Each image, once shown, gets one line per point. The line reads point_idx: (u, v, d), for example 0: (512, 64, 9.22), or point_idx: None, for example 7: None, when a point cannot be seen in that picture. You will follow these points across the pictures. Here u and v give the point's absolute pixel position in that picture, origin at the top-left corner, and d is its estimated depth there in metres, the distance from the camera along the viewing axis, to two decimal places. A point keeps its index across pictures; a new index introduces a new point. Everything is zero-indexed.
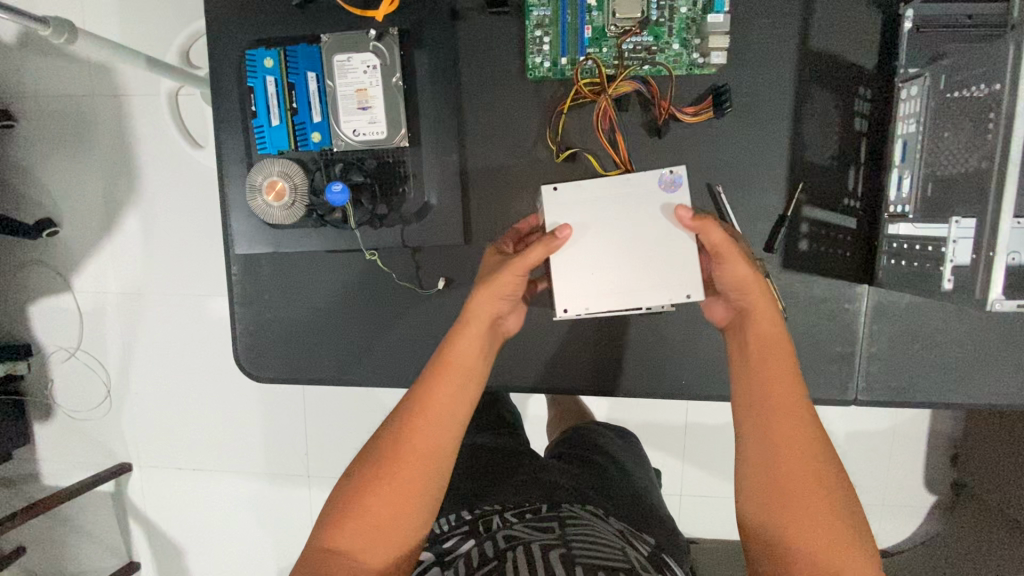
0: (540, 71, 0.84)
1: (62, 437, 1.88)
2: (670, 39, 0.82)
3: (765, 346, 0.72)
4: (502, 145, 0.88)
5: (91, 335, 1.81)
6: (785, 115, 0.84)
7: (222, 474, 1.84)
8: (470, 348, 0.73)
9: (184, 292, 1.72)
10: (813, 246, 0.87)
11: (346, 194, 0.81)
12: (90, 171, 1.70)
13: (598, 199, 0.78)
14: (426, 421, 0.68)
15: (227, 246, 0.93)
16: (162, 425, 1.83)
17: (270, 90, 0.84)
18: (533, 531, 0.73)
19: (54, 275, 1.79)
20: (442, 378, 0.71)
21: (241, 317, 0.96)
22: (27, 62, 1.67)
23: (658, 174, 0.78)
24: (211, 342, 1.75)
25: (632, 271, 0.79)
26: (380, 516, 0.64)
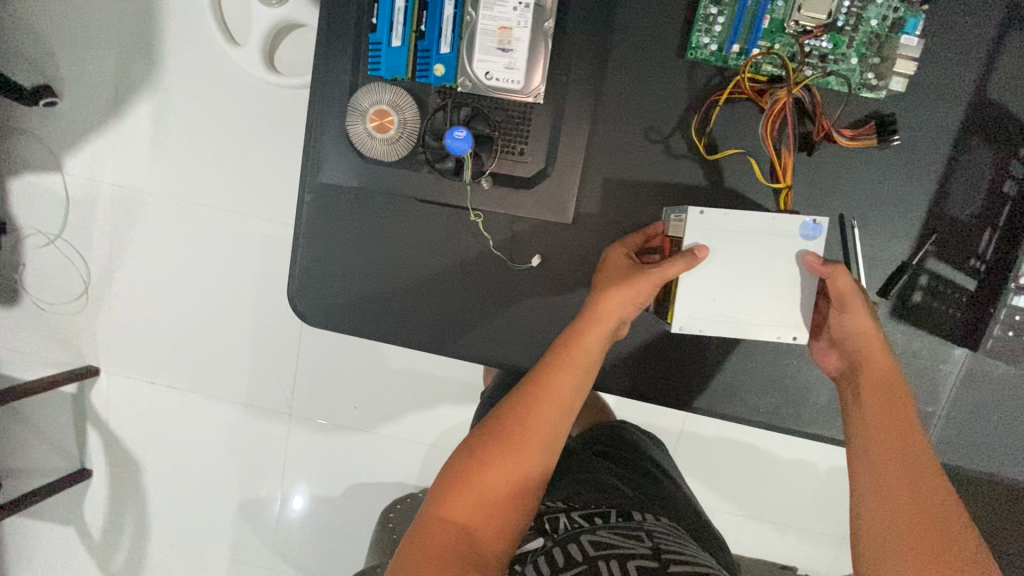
0: (702, 53, 0.76)
1: (13, 333, 1.64)
2: (849, 50, 0.75)
3: (878, 386, 0.67)
4: (637, 126, 0.79)
5: (65, 226, 1.56)
6: (938, 161, 0.79)
7: (193, 405, 1.61)
8: (596, 342, 0.73)
9: (195, 197, 1.51)
10: (926, 299, 0.84)
11: (469, 143, 0.73)
12: (109, 38, 1.47)
13: (741, 228, 0.72)
14: (543, 406, 0.70)
15: (307, 168, 0.83)
16: (129, 343, 1.60)
17: (398, 5, 0.73)
18: (618, 538, 0.69)
19: (37, 149, 1.54)
20: (564, 366, 0.72)
21: (303, 250, 0.86)
22: None
23: (805, 220, 0.72)
24: (205, 262, 1.54)
25: (748, 307, 0.74)
26: (493, 488, 0.66)
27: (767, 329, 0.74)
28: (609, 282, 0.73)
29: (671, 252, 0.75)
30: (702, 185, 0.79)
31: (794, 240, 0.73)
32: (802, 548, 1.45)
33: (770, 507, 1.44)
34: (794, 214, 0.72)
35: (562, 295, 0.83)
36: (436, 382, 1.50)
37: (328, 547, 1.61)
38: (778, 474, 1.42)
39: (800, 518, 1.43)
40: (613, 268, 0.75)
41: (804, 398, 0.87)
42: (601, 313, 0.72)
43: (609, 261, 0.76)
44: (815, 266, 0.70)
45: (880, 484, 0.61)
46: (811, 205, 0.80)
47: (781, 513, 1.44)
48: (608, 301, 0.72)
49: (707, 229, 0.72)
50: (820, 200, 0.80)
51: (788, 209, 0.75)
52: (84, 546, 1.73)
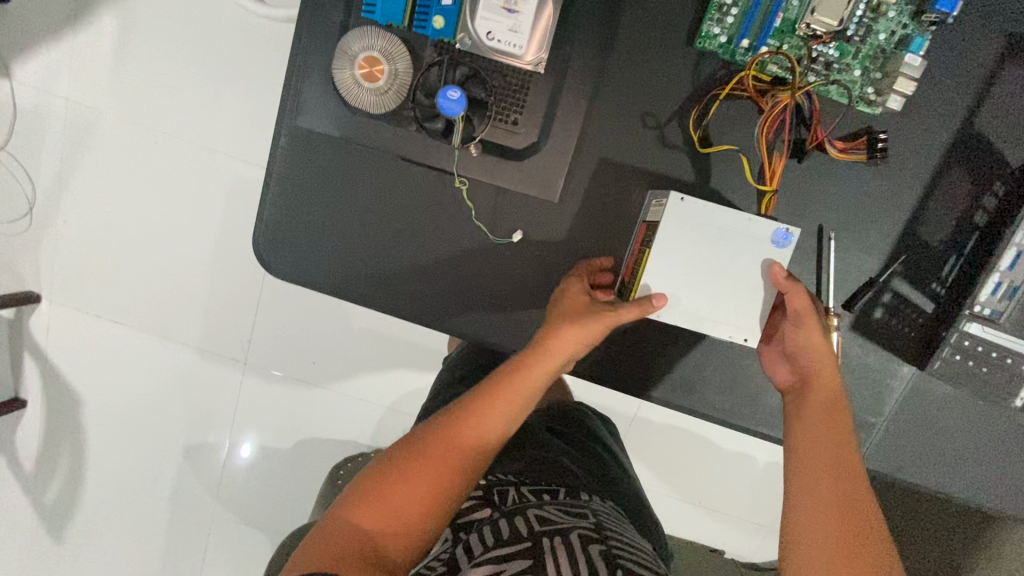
0: (710, 43, 0.74)
1: None
2: (853, 62, 0.74)
3: (821, 397, 0.69)
4: (635, 110, 0.77)
5: (17, 136, 1.43)
6: (918, 183, 0.81)
7: (145, 345, 1.54)
8: (540, 375, 0.69)
9: (162, 126, 1.40)
10: (886, 316, 0.86)
11: (462, 106, 0.69)
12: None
13: (720, 220, 0.71)
14: (474, 429, 0.67)
15: (284, 109, 0.78)
16: (78, 272, 1.50)
17: None
18: (564, 514, 0.69)
19: None
20: (502, 392, 0.68)
21: (273, 197, 0.82)
22: None
23: (780, 227, 0.71)
24: (170, 197, 1.44)
25: (708, 303, 0.73)
26: (405, 502, 0.62)
27: (720, 327, 0.73)
28: (563, 316, 0.71)
29: (645, 237, 0.74)
30: (692, 181, 0.78)
31: (766, 246, 0.72)
32: (733, 537, 1.52)
33: (708, 496, 1.49)
34: (771, 219, 0.72)
35: (537, 274, 0.81)
36: (401, 347, 1.48)
37: (273, 499, 1.58)
38: (719, 466, 1.48)
39: (735, 509, 1.50)
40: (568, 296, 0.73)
41: (759, 401, 0.89)
42: (551, 343, 0.69)
43: (569, 292, 0.73)
44: (777, 278, 0.70)
45: (809, 489, 0.65)
46: (791, 212, 0.81)
47: (718, 503, 1.50)
48: (559, 337, 0.69)
49: (687, 217, 0.71)
50: (803, 208, 0.81)
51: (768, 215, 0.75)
52: (10, 480, 1.63)
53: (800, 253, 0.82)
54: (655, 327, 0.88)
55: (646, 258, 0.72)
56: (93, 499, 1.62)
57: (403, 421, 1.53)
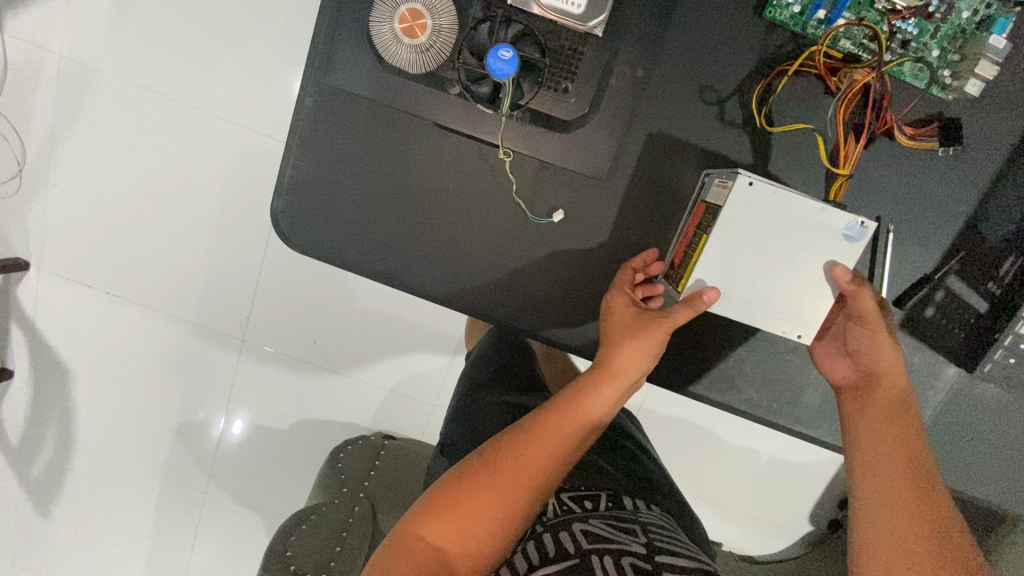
0: (780, 14, 0.69)
1: None
2: (932, 42, 0.69)
3: (882, 395, 0.65)
4: (692, 84, 0.71)
5: (8, 89, 1.33)
6: (984, 177, 0.77)
7: (140, 319, 1.47)
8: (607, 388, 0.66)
9: (164, 87, 1.31)
10: (937, 315, 0.82)
11: (513, 69, 0.63)
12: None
13: (789, 206, 0.65)
14: (543, 442, 0.62)
15: (310, 66, 0.71)
16: (71, 238, 1.41)
17: None
18: (609, 528, 0.64)
19: None
20: (568, 406, 0.65)
21: (295, 161, 0.75)
22: None
23: (854, 221, 0.65)
24: (172, 163, 1.36)
25: (763, 295, 0.68)
26: (472, 518, 0.58)
27: (771, 321, 0.69)
28: (623, 330, 0.68)
29: (703, 220, 0.69)
30: (749, 164, 0.73)
31: (834, 239, 0.66)
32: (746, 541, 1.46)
33: (723, 497, 1.43)
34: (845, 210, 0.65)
35: (578, 256, 0.77)
36: (412, 330, 1.42)
37: (271, 481, 1.54)
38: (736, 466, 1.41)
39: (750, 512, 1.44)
40: (624, 307, 0.69)
41: (798, 399, 0.85)
42: (616, 358, 0.67)
43: (615, 299, 0.70)
44: (841, 281, 0.65)
45: (878, 491, 0.59)
46: (849, 201, 0.76)
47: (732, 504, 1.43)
48: (623, 348, 0.67)
49: (753, 203, 0.65)
50: (863, 198, 0.76)
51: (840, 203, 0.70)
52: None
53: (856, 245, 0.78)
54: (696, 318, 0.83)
55: (703, 243, 0.67)
56: (82, 476, 1.56)
57: (411, 406, 1.48)
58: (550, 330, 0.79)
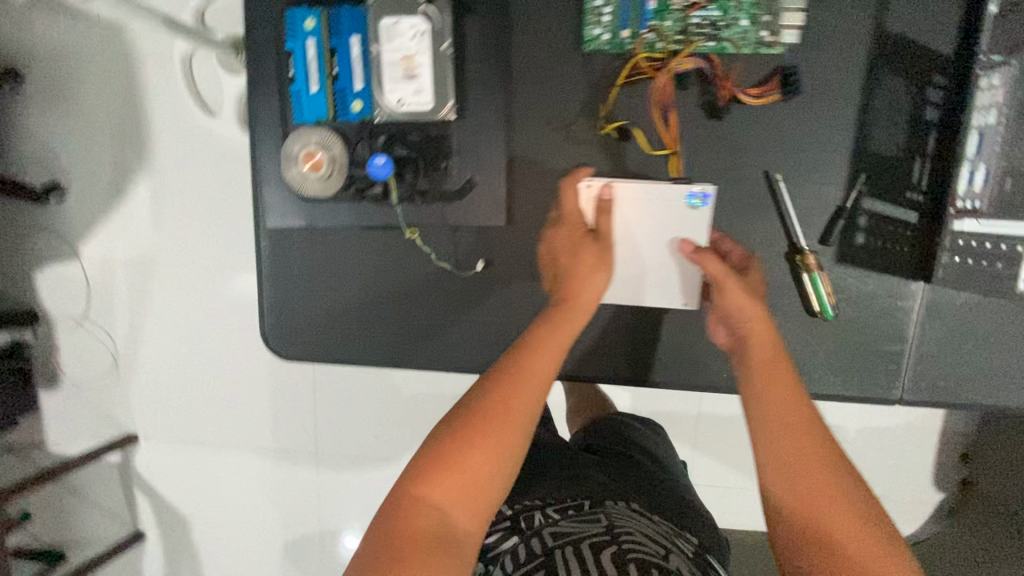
0: (597, 44, 0.79)
1: (66, 407, 1.76)
2: (739, 14, 0.77)
3: (768, 370, 0.67)
4: (548, 124, 0.82)
5: (100, 302, 1.67)
6: (851, 102, 0.80)
7: (224, 457, 1.70)
8: (578, 316, 0.68)
9: (195, 263, 1.60)
10: (870, 240, 0.84)
11: (389, 167, 0.78)
12: (99, 134, 1.58)
13: (650, 193, 0.73)
14: (532, 384, 0.62)
15: (256, 218, 0.90)
16: (167, 402, 1.70)
17: (310, 54, 0.79)
18: (577, 525, 0.68)
19: (61, 242, 1.67)
20: (547, 345, 0.65)
21: (269, 293, 0.93)
22: (35, 19, 1.54)
23: (690, 189, 0.71)
24: (219, 319, 1.61)
25: (645, 273, 0.76)
26: (478, 475, 0.57)
27: (656, 296, 0.75)
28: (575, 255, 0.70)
29: None
30: (620, 172, 0.82)
31: (679, 208, 0.72)
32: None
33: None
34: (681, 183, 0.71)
35: (512, 295, 0.87)
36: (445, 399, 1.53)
37: None
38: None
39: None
40: (578, 245, 0.71)
41: None
42: (580, 289, 0.68)
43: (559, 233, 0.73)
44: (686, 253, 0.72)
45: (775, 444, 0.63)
46: (732, 170, 0.82)
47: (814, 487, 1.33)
48: (583, 284, 0.68)
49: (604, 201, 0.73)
50: (743, 163, 0.82)
51: (680, 177, 0.80)
52: None
53: (757, 204, 0.83)
54: None
55: None
56: None
57: None
58: None
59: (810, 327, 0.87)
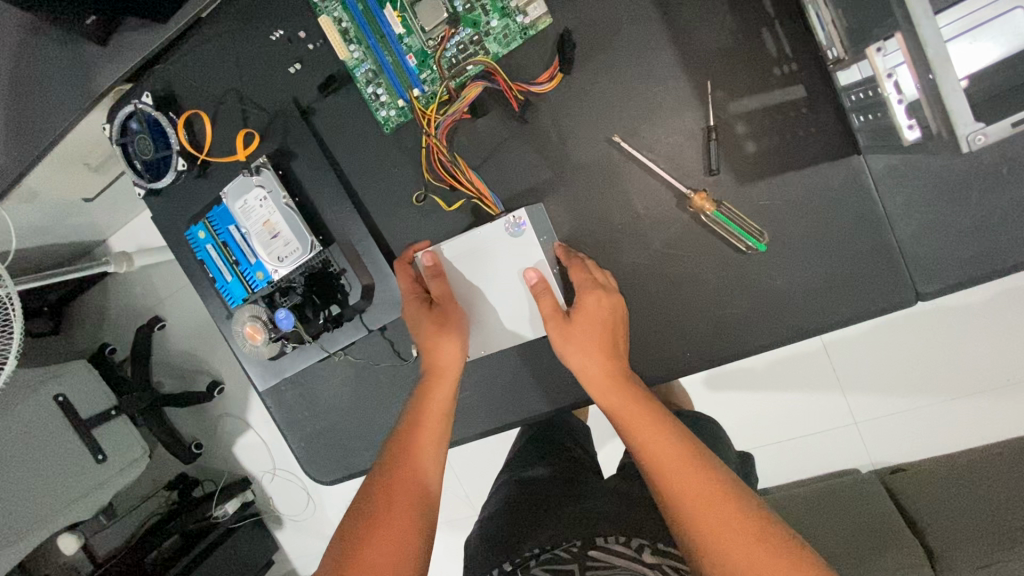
0: (392, 121, 0.83)
1: (295, 540, 1.97)
2: (489, 17, 0.73)
3: (624, 401, 0.68)
4: (402, 207, 0.87)
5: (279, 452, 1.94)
6: (652, 18, 0.69)
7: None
8: (451, 377, 0.78)
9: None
10: (764, 141, 0.69)
11: (290, 317, 0.90)
12: (205, 337, 1.98)
13: (482, 243, 0.78)
14: (423, 455, 0.72)
15: (252, 387, 1.06)
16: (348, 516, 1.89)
17: (214, 255, 0.96)
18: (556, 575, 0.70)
19: (233, 419, 1.99)
20: (427, 420, 0.75)
21: (292, 437, 1.08)
22: (150, 275, 2.01)
23: (505, 221, 0.75)
24: None
25: (516, 304, 0.79)
26: (392, 549, 0.64)
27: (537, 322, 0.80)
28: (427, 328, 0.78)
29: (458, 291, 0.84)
30: (474, 216, 0.83)
31: (508, 241, 0.76)
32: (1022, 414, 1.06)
33: (930, 384, 1.09)
34: (496, 219, 0.76)
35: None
36: None
37: None
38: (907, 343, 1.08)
39: (982, 379, 1.06)
40: (422, 318, 0.78)
41: (727, 317, 0.74)
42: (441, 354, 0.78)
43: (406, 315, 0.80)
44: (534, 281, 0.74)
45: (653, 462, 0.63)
46: (573, 155, 0.76)
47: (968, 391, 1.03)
48: (440, 349, 0.77)
49: (453, 261, 0.80)
50: (578, 142, 0.75)
51: (500, 212, 0.80)
52: None
53: (618, 173, 0.75)
54: None
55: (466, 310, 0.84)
56: None
57: None
58: (485, 424, 0.91)
59: (755, 265, 0.72)
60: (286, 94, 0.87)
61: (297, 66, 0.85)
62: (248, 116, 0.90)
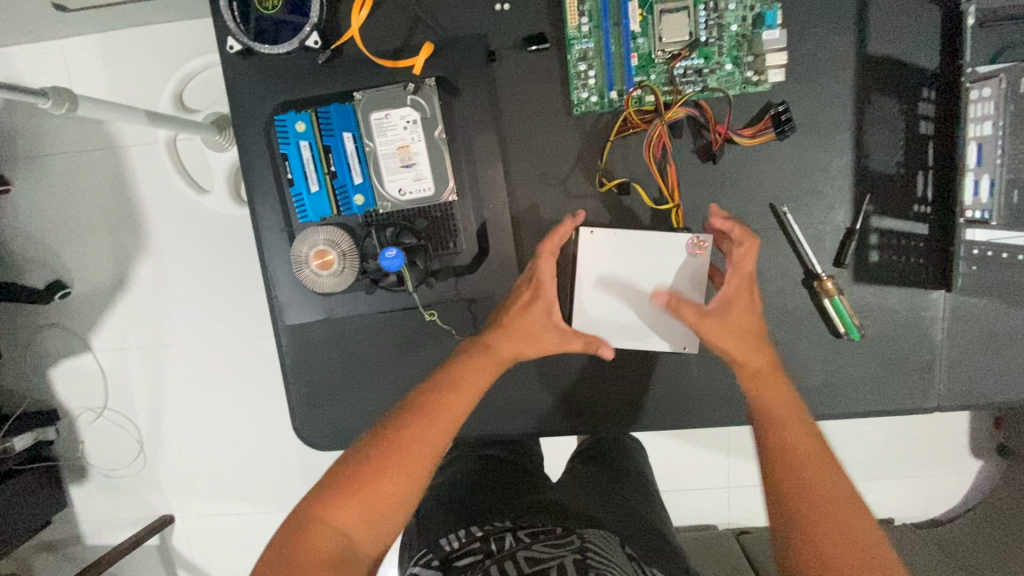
0: (586, 106, 0.80)
1: (104, 499, 1.55)
2: (722, 58, 0.78)
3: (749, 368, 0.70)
4: (549, 188, 0.83)
5: (118, 391, 1.49)
6: (846, 124, 0.80)
7: (253, 521, 1.52)
8: (512, 346, 0.72)
9: (188, 333, 1.44)
10: (884, 256, 0.83)
11: (401, 259, 0.77)
12: (70, 220, 1.43)
13: (653, 248, 0.80)
14: (440, 420, 0.64)
15: (274, 318, 0.89)
16: (198, 474, 1.51)
17: (305, 155, 0.80)
18: (549, 550, 0.64)
19: (69, 334, 1.48)
20: (464, 383, 0.68)
21: (293, 383, 0.91)
22: (11, 113, 1.41)
23: (686, 238, 0.79)
24: (225, 394, 1.45)
25: (650, 319, 0.82)
26: (384, 496, 0.60)
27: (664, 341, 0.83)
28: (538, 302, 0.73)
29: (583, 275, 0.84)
30: (622, 224, 0.83)
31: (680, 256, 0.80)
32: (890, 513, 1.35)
33: None
34: (681, 232, 0.80)
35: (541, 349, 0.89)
36: None
37: None
38: None
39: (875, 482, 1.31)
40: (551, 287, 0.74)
41: (802, 379, 0.88)
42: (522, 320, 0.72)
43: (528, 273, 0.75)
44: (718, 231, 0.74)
45: (770, 412, 0.66)
46: (738, 205, 0.83)
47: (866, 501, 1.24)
48: (522, 315, 0.72)
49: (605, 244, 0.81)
50: (746, 198, 0.83)
51: (682, 225, 0.81)
52: None
53: (768, 237, 0.84)
54: (664, 358, 0.87)
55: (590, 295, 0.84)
56: None
57: None
58: (549, 421, 0.91)
59: (836, 347, 0.86)
60: (476, 28, 0.80)
61: (504, 6, 0.79)
62: (417, 27, 0.80)
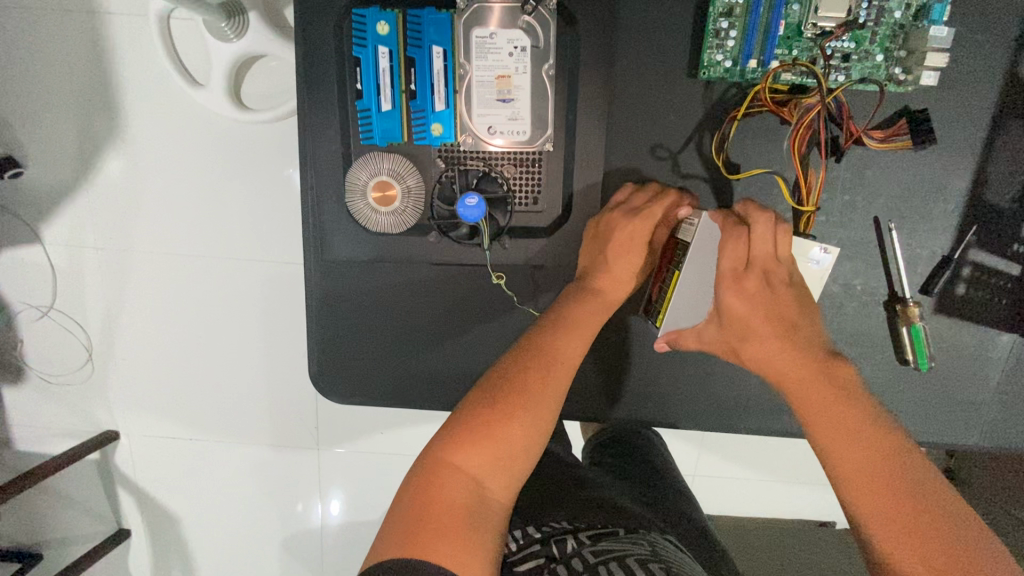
0: (715, 71, 0.70)
1: (43, 407, 1.38)
2: (873, 47, 0.70)
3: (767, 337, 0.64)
4: (650, 155, 0.73)
5: (68, 295, 1.28)
6: (973, 146, 0.74)
7: (211, 455, 1.38)
8: (614, 295, 0.70)
9: (157, 245, 1.22)
10: (970, 290, 0.80)
11: (482, 209, 0.69)
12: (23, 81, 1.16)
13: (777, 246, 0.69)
14: (557, 374, 0.62)
15: (311, 247, 0.77)
16: (155, 397, 1.34)
17: (383, 64, 0.67)
18: (619, 545, 0.63)
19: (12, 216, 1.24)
20: (577, 328, 0.66)
21: (316, 322, 0.80)
22: None
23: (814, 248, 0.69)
24: (195, 317, 1.26)
25: None
26: (505, 446, 0.58)
27: None
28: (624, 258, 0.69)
29: (674, 256, 0.70)
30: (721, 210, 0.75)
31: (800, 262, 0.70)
32: None
33: None
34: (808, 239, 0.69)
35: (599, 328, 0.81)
36: None
37: None
38: None
39: None
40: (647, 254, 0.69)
41: None
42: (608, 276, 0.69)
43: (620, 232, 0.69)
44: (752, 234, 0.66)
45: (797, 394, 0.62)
46: (840, 211, 0.77)
47: None
48: (610, 269, 0.69)
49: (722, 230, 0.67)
50: (851, 205, 0.77)
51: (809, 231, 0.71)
52: None
53: (862, 249, 0.79)
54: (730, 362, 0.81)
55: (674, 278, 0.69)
56: None
57: None
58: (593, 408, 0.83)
59: (898, 373, 0.83)
60: None
61: None
62: None
